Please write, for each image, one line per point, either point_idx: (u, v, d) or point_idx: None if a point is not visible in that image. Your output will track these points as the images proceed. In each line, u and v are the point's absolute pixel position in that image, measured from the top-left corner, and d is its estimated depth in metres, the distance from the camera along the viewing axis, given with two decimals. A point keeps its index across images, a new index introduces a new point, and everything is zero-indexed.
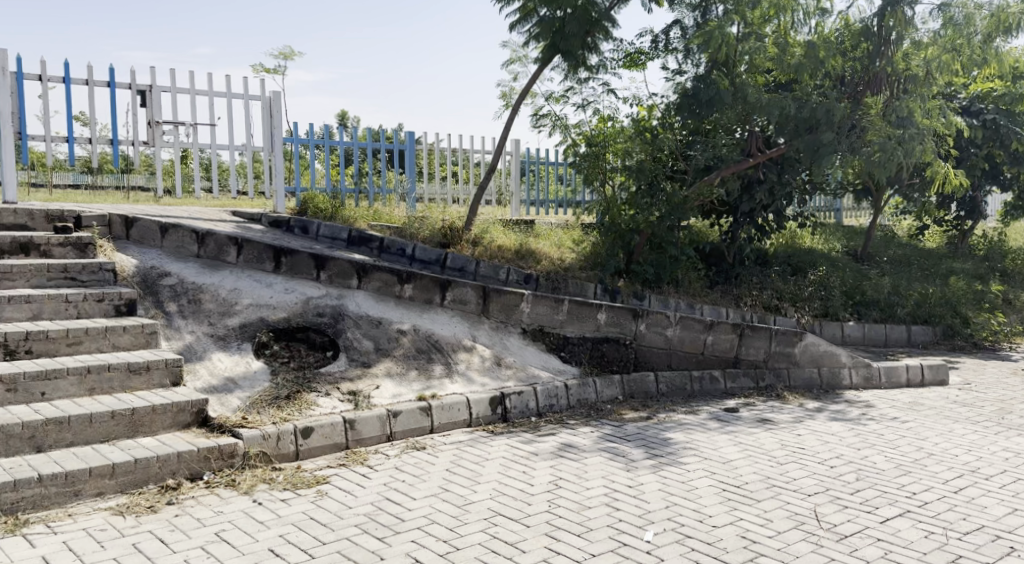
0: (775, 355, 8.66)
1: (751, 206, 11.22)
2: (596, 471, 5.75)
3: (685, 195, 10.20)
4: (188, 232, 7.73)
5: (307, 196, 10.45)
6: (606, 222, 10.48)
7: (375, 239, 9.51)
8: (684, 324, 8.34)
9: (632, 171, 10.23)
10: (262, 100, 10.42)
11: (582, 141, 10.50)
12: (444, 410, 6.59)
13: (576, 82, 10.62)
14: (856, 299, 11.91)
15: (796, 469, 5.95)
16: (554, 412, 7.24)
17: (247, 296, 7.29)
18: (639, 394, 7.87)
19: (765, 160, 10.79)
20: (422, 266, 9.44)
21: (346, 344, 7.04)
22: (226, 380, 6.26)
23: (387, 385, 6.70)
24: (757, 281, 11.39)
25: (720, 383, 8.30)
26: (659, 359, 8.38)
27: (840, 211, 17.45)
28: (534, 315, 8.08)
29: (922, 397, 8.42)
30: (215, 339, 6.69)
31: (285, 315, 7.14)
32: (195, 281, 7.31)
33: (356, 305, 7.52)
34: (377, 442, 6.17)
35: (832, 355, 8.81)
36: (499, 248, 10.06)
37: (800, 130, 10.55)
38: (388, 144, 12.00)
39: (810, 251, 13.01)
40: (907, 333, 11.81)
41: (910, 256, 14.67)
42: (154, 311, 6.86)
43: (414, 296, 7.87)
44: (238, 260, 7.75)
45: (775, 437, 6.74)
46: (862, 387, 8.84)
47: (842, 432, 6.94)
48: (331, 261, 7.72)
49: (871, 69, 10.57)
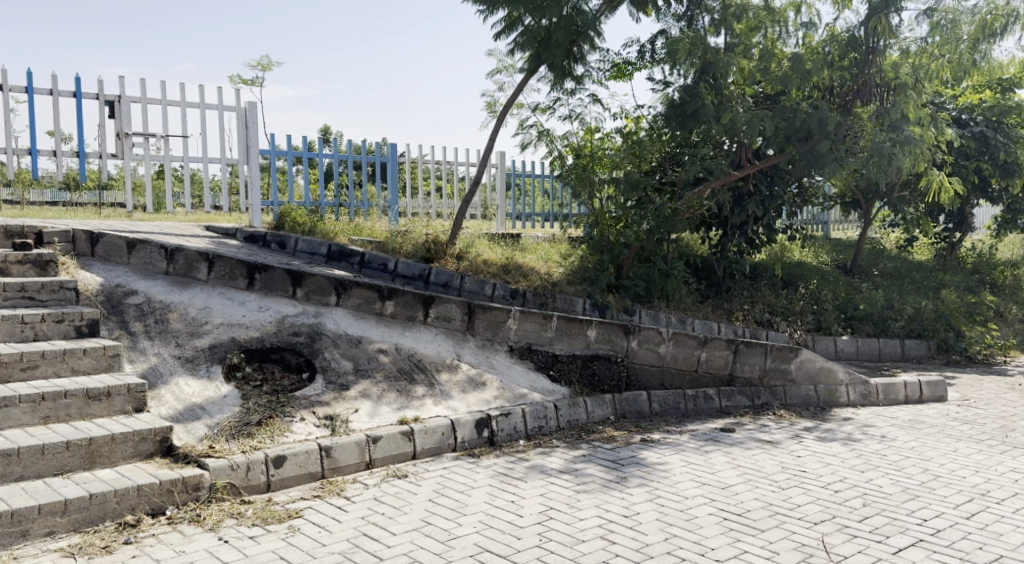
0: (770, 372, 8.36)
1: (742, 218, 10.93)
2: (589, 500, 5.40)
3: (675, 207, 9.92)
4: (157, 248, 7.33)
5: (284, 210, 10.09)
6: (593, 236, 10.17)
7: (356, 254, 9.17)
8: (677, 341, 8.02)
9: (621, 183, 9.88)
10: (238, 111, 10.06)
11: (569, 152, 10.19)
12: (428, 434, 6.23)
13: (563, 93, 10.34)
14: (849, 313, 11.65)
15: (799, 495, 5.63)
16: (544, 434, 6.91)
17: (218, 315, 6.92)
18: (631, 414, 7.55)
19: (755, 171, 10.51)
20: (405, 282, 9.09)
21: (323, 365, 6.67)
22: (194, 406, 5.89)
23: (366, 408, 6.34)
24: (747, 296, 11.15)
25: (715, 402, 7.98)
26: (651, 378, 8.05)
27: (828, 223, 17.24)
28: (522, 332, 7.73)
29: (922, 415, 8.12)
30: (183, 362, 6.32)
31: (258, 335, 6.77)
32: (163, 301, 6.94)
33: (335, 323, 7.15)
34: (355, 469, 5.79)
35: (829, 372, 8.50)
36: (485, 263, 9.71)
37: (791, 140, 10.21)
38: (369, 156, 11.66)
39: (800, 264, 12.76)
40: (900, 347, 11.54)
41: (901, 269, 14.45)
42: (117, 332, 6.48)
43: (396, 313, 7.48)
44: (209, 277, 7.35)
45: (774, 458, 6.42)
46: (859, 404, 8.53)
47: (844, 453, 6.63)
48: (308, 277, 7.33)
49: (860, 78, 10.21)
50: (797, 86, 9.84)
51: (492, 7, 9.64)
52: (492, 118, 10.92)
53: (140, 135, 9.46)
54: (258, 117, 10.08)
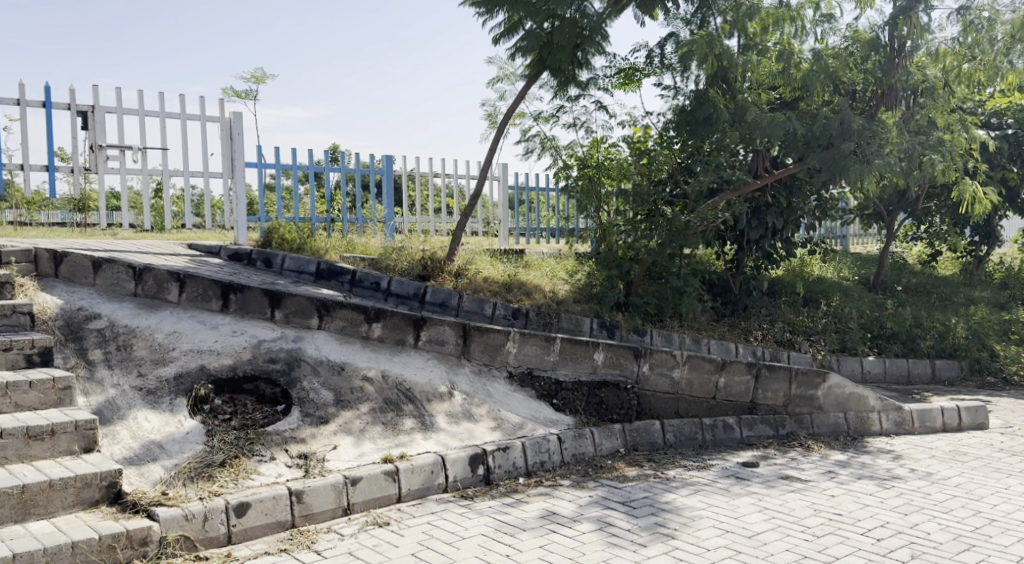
0: (795, 399, 7.65)
1: (761, 232, 10.17)
2: (595, 552, 4.72)
3: (688, 219, 9.18)
4: (124, 267, 6.72)
5: (272, 226, 9.48)
6: (600, 251, 9.48)
7: (346, 272, 8.55)
8: (693, 365, 7.34)
9: (629, 197, 9.23)
10: (221, 123, 9.49)
11: (574, 164, 9.52)
12: (415, 474, 5.57)
13: (567, 100, 9.70)
14: (875, 332, 10.88)
15: (836, 546, 4.94)
16: (546, 470, 6.23)
17: (187, 340, 6.29)
18: (642, 446, 6.88)
19: (773, 181, 9.76)
20: (400, 301, 8.47)
21: (300, 395, 6.03)
22: (151, 445, 5.26)
23: (347, 444, 5.69)
24: (766, 314, 10.43)
25: (735, 432, 7.30)
26: (665, 406, 7.35)
27: (846, 237, 16.52)
28: (522, 356, 7.06)
29: (964, 445, 7.39)
30: (144, 395, 5.70)
31: (230, 362, 6.14)
32: (128, 325, 6.33)
33: (316, 348, 6.52)
34: (331, 517, 5.14)
35: (860, 398, 7.80)
36: (485, 281, 9.03)
37: (813, 145, 9.37)
38: (363, 168, 11.03)
39: (821, 280, 12.03)
40: (930, 369, 10.78)
41: (926, 284, 13.68)
42: (74, 361, 5.87)
43: (384, 337, 6.84)
44: (180, 299, 6.73)
45: (803, 499, 5.73)
46: (893, 433, 7.83)
47: (883, 492, 5.92)
48: (287, 298, 6.69)
49: (886, 81, 9.39)
50: (819, 87, 9.10)
51: (490, 9, 9.03)
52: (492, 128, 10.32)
53: (115, 147, 8.92)
54: (243, 128, 9.49)
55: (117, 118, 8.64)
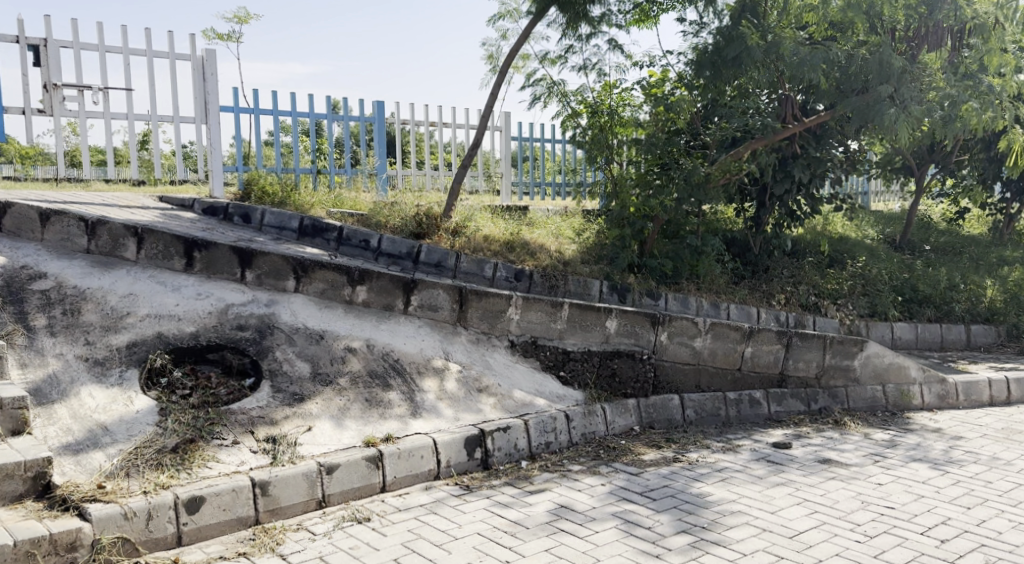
0: (829, 370, 6.91)
1: (786, 186, 9.27)
2: (611, 559, 3.99)
3: (708, 172, 8.30)
4: (75, 220, 5.93)
5: (251, 178, 8.65)
6: (611, 207, 8.62)
7: (333, 229, 7.73)
8: (717, 334, 6.57)
9: (642, 146, 8.36)
10: (193, 61, 8.65)
11: (582, 111, 8.56)
12: (402, 460, 4.84)
13: (576, 40, 8.78)
14: (908, 296, 10.06)
15: (894, 550, 4.20)
16: (552, 453, 5.50)
17: (144, 304, 5.51)
18: (660, 424, 6.16)
19: (803, 130, 8.86)
20: (391, 262, 7.66)
21: (272, 367, 5.27)
22: (94, 425, 4.51)
23: (324, 424, 4.94)
24: (790, 276, 9.53)
25: (762, 408, 6.58)
26: (685, 379, 6.58)
27: (868, 193, 15.67)
28: (525, 324, 6.28)
29: (1016, 422, 6.66)
30: (90, 366, 4.95)
31: (192, 329, 5.38)
32: (77, 286, 5.56)
33: (291, 314, 5.75)
34: (302, 510, 4.43)
35: (900, 369, 7.05)
36: (485, 239, 8.22)
37: (846, 90, 8.43)
38: (351, 115, 10.11)
39: (846, 240, 11.19)
40: (965, 335, 10.14)
41: (955, 243, 12.84)
42: (11, 327, 5.11)
43: (369, 302, 6.06)
44: (139, 257, 5.95)
45: (847, 489, 5.00)
46: (936, 408, 7.11)
47: (940, 480, 5.18)
48: (259, 257, 5.91)
49: (930, 20, 8.38)
50: (856, 21, 8.12)
51: None
52: (492, 71, 9.45)
53: (73, 86, 8.12)
54: (216, 67, 8.64)
55: (74, 53, 7.81)
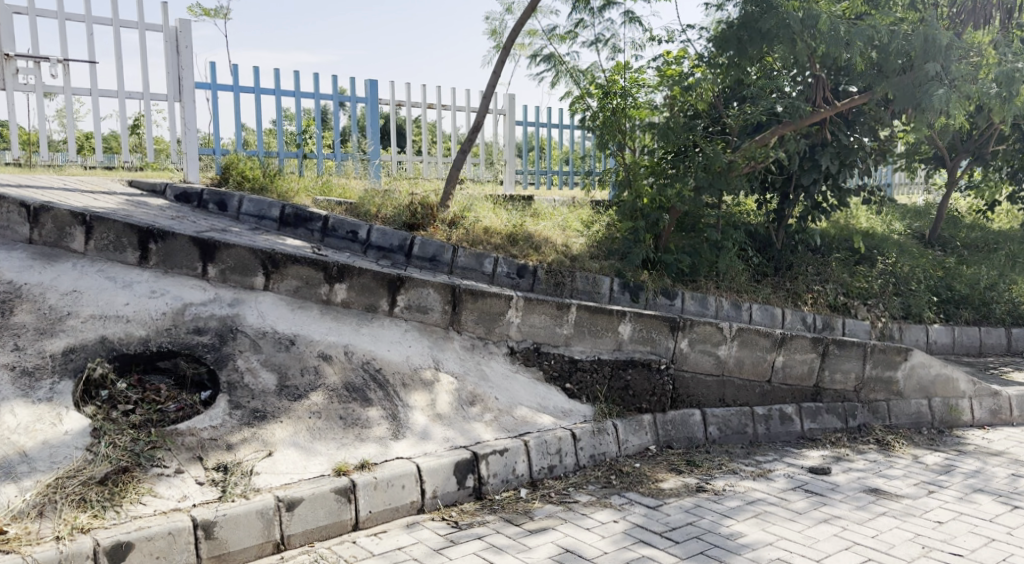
0: (868, 382, 6.17)
1: (815, 176, 8.46)
2: None
3: (731, 159, 7.53)
4: (16, 205, 5.18)
5: (229, 162, 7.89)
6: (623, 197, 7.84)
7: (317, 219, 7.01)
8: (744, 341, 5.82)
9: (658, 131, 7.58)
10: (167, 33, 7.90)
11: (594, 92, 7.77)
12: (379, 492, 4.11)
13: (587, 13, 8.01)
14: (945, 296, 9.29)
15: None
16: (555, 478, 4.77)
17: (88, 302, 4.75)
18: (679, 443, 5.43)
19: (835, 114, 8.05)
20: (381, 256, 6.94)
21: (232, 378, 4.53)
22: (11, 450, 3.77)
23: (289, 449, 4.20)
24: (817, 274, 8.71)
25: (794, 425, 5.85)
26: (708, 391, 5.83)
27: (891, 185, 14.88)
28: (527, 328, 5.53)
29: None
30: (16, 377, 4.21)
31: (142, 333, 4.64)
32: (11, 281, 4.81)
33: (259, 316, 5.00)
34: (256, 554, 3.75)
35: (948, 382, 6.31)
36: (486, 232, 7.41)
37: (886, 71, 7.61)
38: (342, 96, 9.30)
39: (874, 234, 10.40)
40: (1005, 338, 9.42)
41: (988, 238, 12.01)
42: None
43: (349, 302, 5.32)
44: (88, 248, 5.22)
45: (902, 529, 4.25)
46: (987, 424, 6.37)
47: (1012, 518, 4.42)
48: (222, 249, 5.18)
49: None
50: None
51: None
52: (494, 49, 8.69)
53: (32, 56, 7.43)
54: (191, 40, 7.91)
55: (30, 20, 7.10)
